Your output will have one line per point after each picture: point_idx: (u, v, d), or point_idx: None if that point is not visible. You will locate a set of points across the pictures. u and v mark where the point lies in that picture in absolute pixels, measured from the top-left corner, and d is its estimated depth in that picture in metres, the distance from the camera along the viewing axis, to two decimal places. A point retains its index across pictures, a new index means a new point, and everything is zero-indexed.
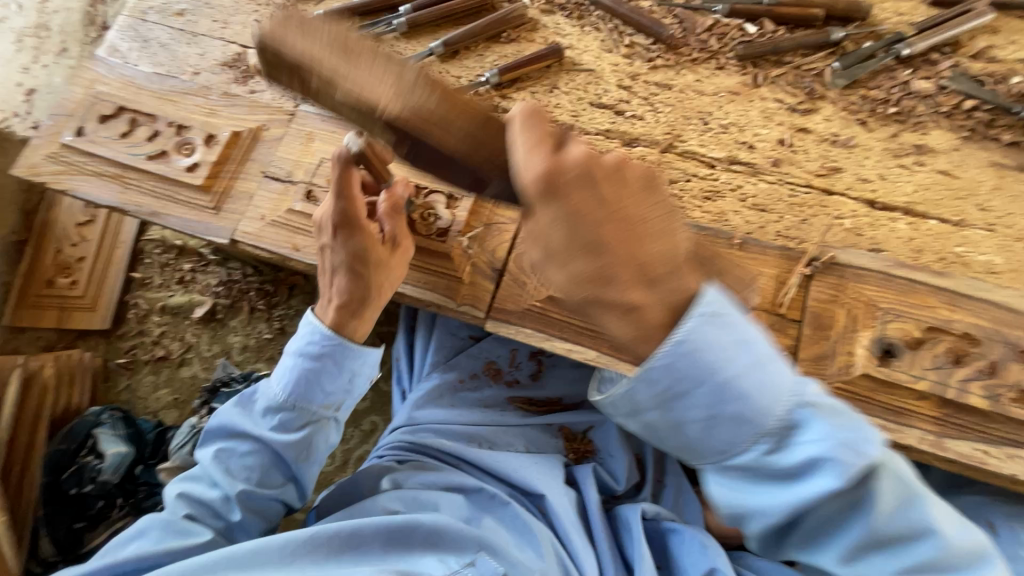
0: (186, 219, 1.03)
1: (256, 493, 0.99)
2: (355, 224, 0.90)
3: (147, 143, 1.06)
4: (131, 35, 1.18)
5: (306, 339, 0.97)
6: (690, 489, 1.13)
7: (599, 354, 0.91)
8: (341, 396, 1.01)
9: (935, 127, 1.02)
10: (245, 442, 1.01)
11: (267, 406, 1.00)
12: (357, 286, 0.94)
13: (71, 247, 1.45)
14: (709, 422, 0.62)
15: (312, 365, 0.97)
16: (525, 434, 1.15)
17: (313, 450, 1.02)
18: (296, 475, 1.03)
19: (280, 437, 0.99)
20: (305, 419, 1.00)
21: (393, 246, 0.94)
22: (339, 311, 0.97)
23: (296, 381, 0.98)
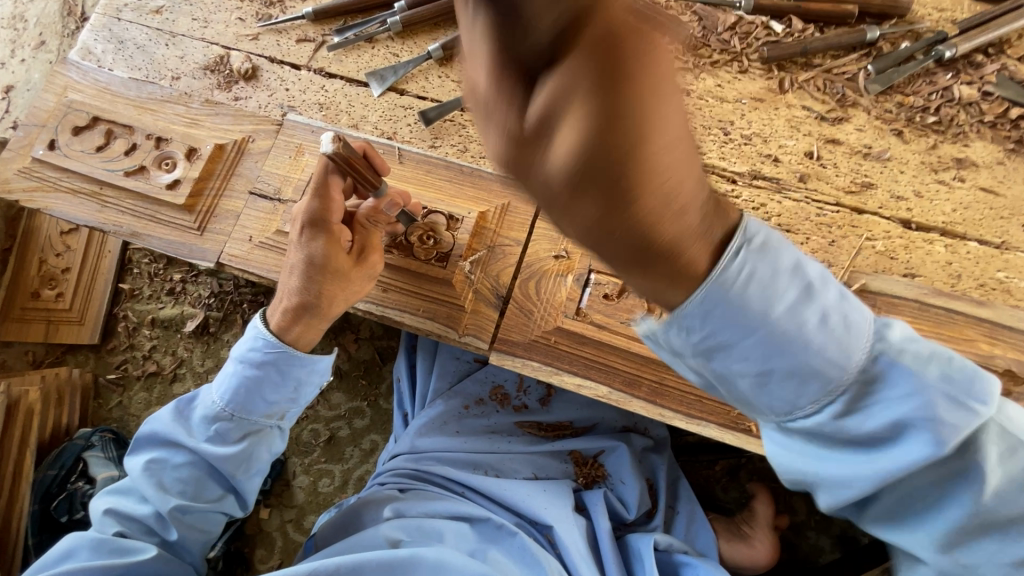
0: (168, 240, 0.97)
1: (192, 508, 0.95)
2: (324, 225, 0.86)
3: (124, 158, 0.99)
4: (106, 36, 1.09)
5: (249, 345, 0.92)
6: (704, 518, 1.09)
7: (611, 390, 0.85)
8: (284, 406, 0.96)
9: (977, 138, 0.93)
10: (179, 451, 0.95)
11: (205, 417, 0.94)
12: (311, 295, 0.87)
13: (55, 257, 1.38)
14: (763, 379, 0.56)
15: (254, 373, 0.92)
16: (532, 460, 1.10)
17: (255, 462, 0.99)
18: (235, 487, 0.99)
19: (216, 448, 0.94)
20: (244, 430, 0.95)
21: (358, 262, 0.88)
22: (289, 316, 0.90)
23: (236, 389, 0.92)
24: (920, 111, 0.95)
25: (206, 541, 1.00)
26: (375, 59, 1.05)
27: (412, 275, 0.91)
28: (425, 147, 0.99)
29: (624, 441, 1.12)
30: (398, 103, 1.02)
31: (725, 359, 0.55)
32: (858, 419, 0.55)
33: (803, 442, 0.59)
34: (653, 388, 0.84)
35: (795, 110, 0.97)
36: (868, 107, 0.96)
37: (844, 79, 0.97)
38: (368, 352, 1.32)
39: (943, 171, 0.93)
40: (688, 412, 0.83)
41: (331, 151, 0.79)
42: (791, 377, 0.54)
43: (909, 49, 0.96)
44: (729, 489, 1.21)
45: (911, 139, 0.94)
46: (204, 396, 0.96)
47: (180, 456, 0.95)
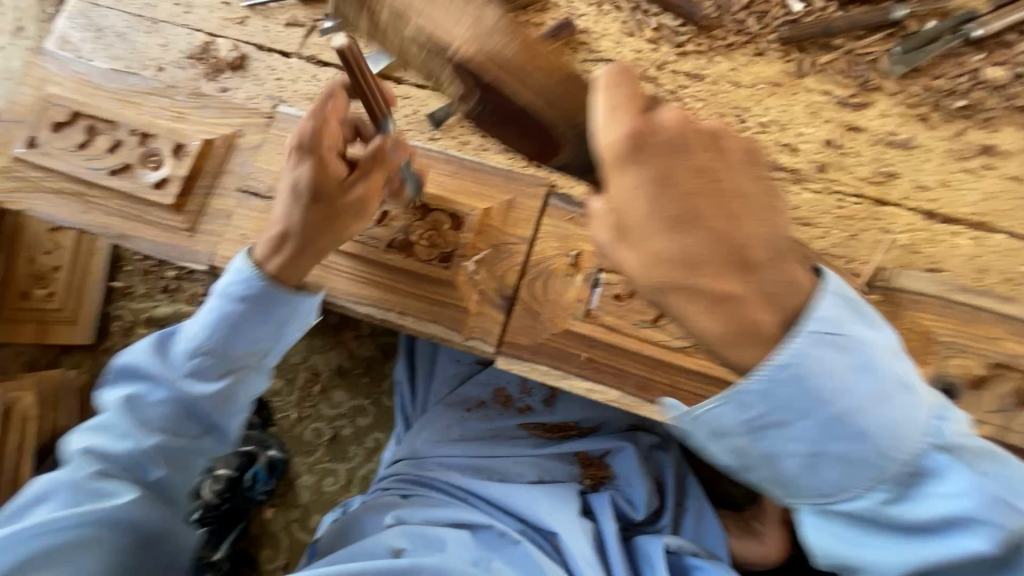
0: (158, 242, 0.92)
1: (170, 445, 0.88)
2: (316, 151, 0.79)
3: (109, 155, 0.94)
4: (83, 23, 1.03)
5: (232, 276, 0.83)
6: (712, 515, 1.08)
7: (623, 395, 0.82)
8: (268, 344, 0.87)
9: (1007, 123, 0.89)
10: (158, 387, 0.88)
11: (185, 348, 0.86)
12: (296, 217, 0.81)
13: (45, 255, 1.33)
14: (811, 460, 0.60)
15: (235, 306, 0.83)
16: (536, 463, 1.08)
17: (238, 400, 0.89)
18: (217, 425, 0.90)
19: (196, 384, 0.86)
20: (226, 367, 0.86)
21: (347, 193, 0.81)
22: (274, 245, 0.82)
23: (216, 324, 0.84)
24: (947, 95, 0.90)
25: (188, 479, 0.92)
26: (369, 45, 0.99)
27: (411, 277, 0.88)
28: (423, 140, 0.95)
29: (630, 441, 1.10)
30: (394, 92, 0.97)
31: (777, 437, 0.60)
32: (899, 504, 0.59)
33: (837, 527, 0.63)
34: (667, 392, 0.81)
35: (814, 94, 0.92)
36: (892, 91, 0.91)
37: (867, 61, 0.92)
38: (370, 349, 1.29)
39: (970, 158, 0.88)
40: None
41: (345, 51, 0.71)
42: (840, 462, 0.59)
43: (936, 28, 0.90)
44: (739, 483, 1.19)
45: (937, 125, 0.89)
46: (187, 325, 0.87)
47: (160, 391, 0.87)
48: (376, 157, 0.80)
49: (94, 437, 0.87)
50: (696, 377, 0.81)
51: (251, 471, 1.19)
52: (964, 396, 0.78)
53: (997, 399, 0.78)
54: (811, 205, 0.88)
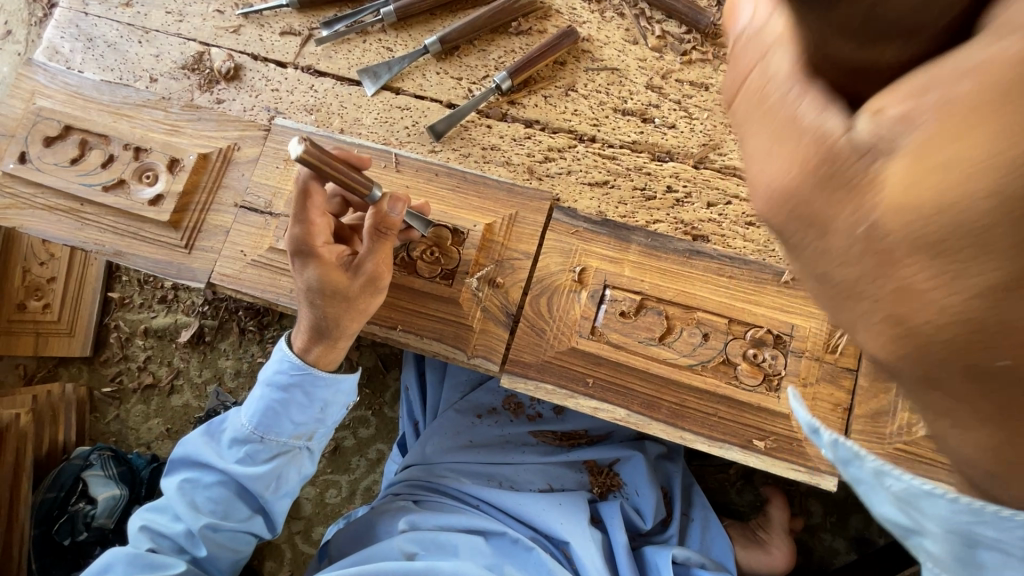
0: (154, 260, 0.91)
1: (221, 527, 0.95)
2: (309, 251, 0.81)
3: (102, 170, 0.92)
4: (73, 33, 1.01)
5: (275, 367, 0.90)
6: (718, 525, 1.08)
7: (630, 414, 0.81)
8: (312, 426, 0.94)
9: None
10: (210, 471, 0.96)
11: (236, 437, 0.94)
12: (319, 318, 0.84)
13: (40, 266, 1.31)
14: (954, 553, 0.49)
15: (280, 396, 0.91)
16: (548, 470, 1.08)
17: (286, 479, 0.97)
18: (264, 507, 0.98)
19: (245, 469, 0.94)
20: (273, 451, 0.94)
21: (357, 276, 0.81)
22: (309, 343, 0.88)
23: (264, 412, 0.92)
24: None
25: (243, 548, 1.00)
26: (367, 55, 0.97)
27: (415, 293, 0.86)
28: (424, 153, 0.93)
29: (640, 450, 1.10)
30: (393, 103, 0.95)
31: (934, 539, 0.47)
32: None
33: None
34: (674, 410, 0.80)
35: None
36: None
37: None
38: (371, 360, 1.28)
39: None
40: (710, 435, 0.80)
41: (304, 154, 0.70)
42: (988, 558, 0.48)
43: None
44: (743, 492, 1.19)
45: None
46: (236, 416, 0.96)
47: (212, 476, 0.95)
48: (380, 227, 0.79)
49: (154, 517, 0.97)
50: (703, 395, 0.80)
51: None
52: None
53: None
54: None
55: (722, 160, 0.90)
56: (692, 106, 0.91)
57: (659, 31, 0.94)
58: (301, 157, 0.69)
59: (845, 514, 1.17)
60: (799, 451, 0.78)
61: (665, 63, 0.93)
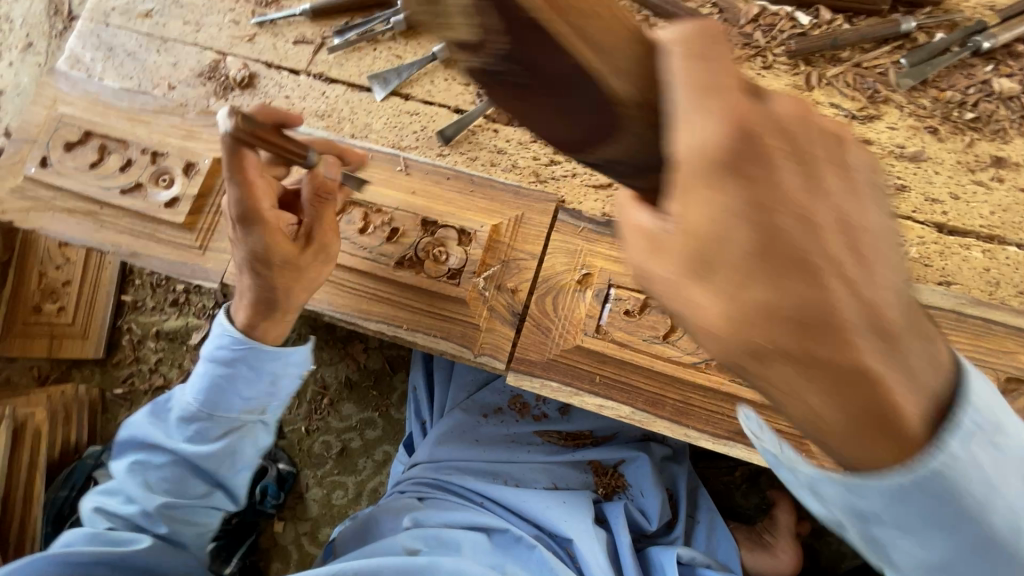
0: (169, 260, 0.93)
1: (176, 505, 0.94)
2: (256, 219, 0.78)
3: (120, 174, 0.95)
4: (94, 43, 1.04)
5: (215, 343, 0.88)
6: (724, 527, 1.08)
7: (634, 411, 0.82)
8: (264, 401, 0.92)
9: (1017, 134, 0.88)
10: (159, 452, 0.94)
11: (184, 415, 0.92)
12: (263, 291, 0.83)
13: (55, 270, 1.34)
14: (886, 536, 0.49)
15: (223, 372, 0.88)
16: (553, 470, 1.09)
17: (241, 452, 0.95)
18: (222, 482, 0.97)
19: (193, 447, 0.92)
20: (223, 428, 0.92)
21: (306, 243, 0.82)
22: (249, 313, 0.87)
23: (208, 389, 0.89)
24: (957, 107, 0.90)
25: (206, 527, 0.99)
26: (377, 62, 1.00)
27: (423, 292, 0.88)
28: (432, 156, 0.95)
29: (645, 450, 1.10)
30: (402, 108, 0.97)
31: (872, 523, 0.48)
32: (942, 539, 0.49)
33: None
34: (678, 408, 0.81)
35: (823, 107, 0.92)
36: (900, 103, 0.91)
37: (875, 73, 0.92)
38: (378, 362, 1.29)
39: (981, 171, 0.88)
40: (715, 433, 0.80)
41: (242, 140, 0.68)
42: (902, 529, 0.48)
43: (944, 41, 0.91)
44: (750, 495, 1.19)
45: (946, 137, 0.89)
46: (185, 395, 0.93)
47: (166, 454, 0.94)
48: (320, 189, 0.81)
49: (105, 499, 0.96)
50: (707, 393, 0.81)
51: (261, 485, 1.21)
52: None
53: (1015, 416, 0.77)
54: None
55: None
56: None
57: None
58: (229, 127, 0.67)
59: None
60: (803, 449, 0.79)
61: None
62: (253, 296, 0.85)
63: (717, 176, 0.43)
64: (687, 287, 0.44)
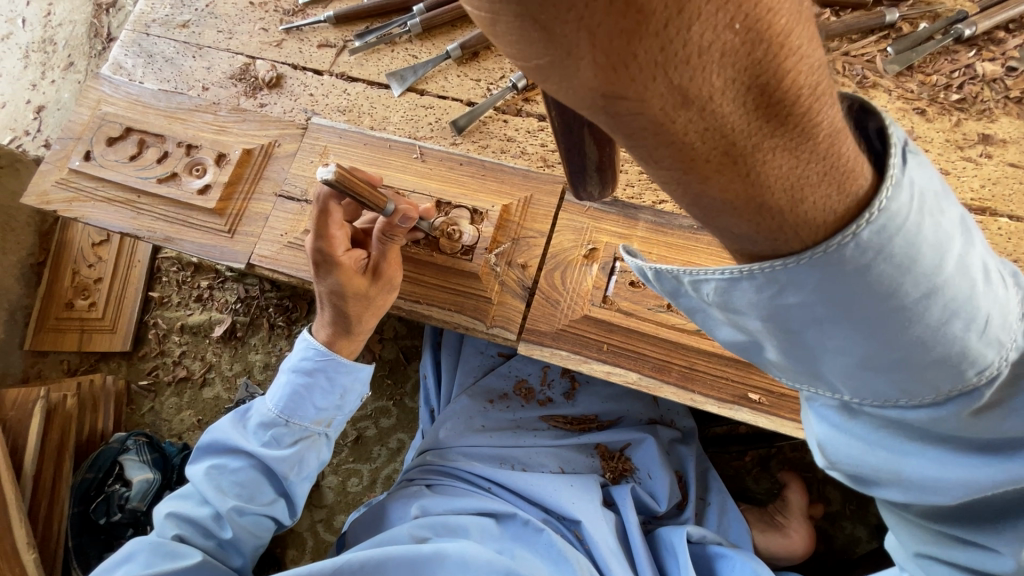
0: (200, 244, 0.99)
1: (247, 510, 0.95)
2: (332, 262, 0.88)
3: (157, 165, 1.02)
4: (136, 51, 1.13)
5: (300, 354, 0.97)
6: (735, 508, 1.09)
7: (641, 377, 0.85)
8: (332, 412, 0.99)
9: (1003, 114, 0.93)
10: (236, 456, 0.98)
11: (262, 421, 0.97)
12: (339, 314, 0.94)
13: (88, 267, 1.41)
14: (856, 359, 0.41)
15: (303, 380, 0.96)
16: (559, 454, 1.10)
17: (309, 460, 1.00)
18: (288, 491, 1.00)
19: (269, 451, 0.96)
20: (296, 435, 0.97)
21: (374, 278, 0.90)
22: (332, 331, 0.97)
23: (287, 396, 0.96)
24: (942, 89, 0.94)
25: (266, 537, 0.99)
26: (395, 62, 1.08)
27: (437, 268, 0.93)
28: (446, 145, 1.01)
29: (650, 432, 1.12)
30: (418, 103, 1.05)
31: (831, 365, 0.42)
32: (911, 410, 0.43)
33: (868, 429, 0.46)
34: (684, 373, 0.84)
35: None
36: (889, 88, 0.96)
37: (863, 61, 0.97)
38: (393, 352, 1.33)
39: (969, 148, 0.92)
40: (720, 397, 0.83)
41: (337, 181, 0.73)
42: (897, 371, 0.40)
43: (927, 29, 0.96)
44: (760, 480, 1.20)
45: (934, 118, 0.93)
46: (264, 401, 0.99)
47: (238, 461, 0.97)
48: (392, 229, 0.87)
49: (178, 503, 0.96)
50: (712, 359, 0.84)
51: None
52: None
53: None
54: None
55: None
56: None
57: None
58: (332, 183, 0.72)
59: (865, 501, 1.16)
60: None
61: None
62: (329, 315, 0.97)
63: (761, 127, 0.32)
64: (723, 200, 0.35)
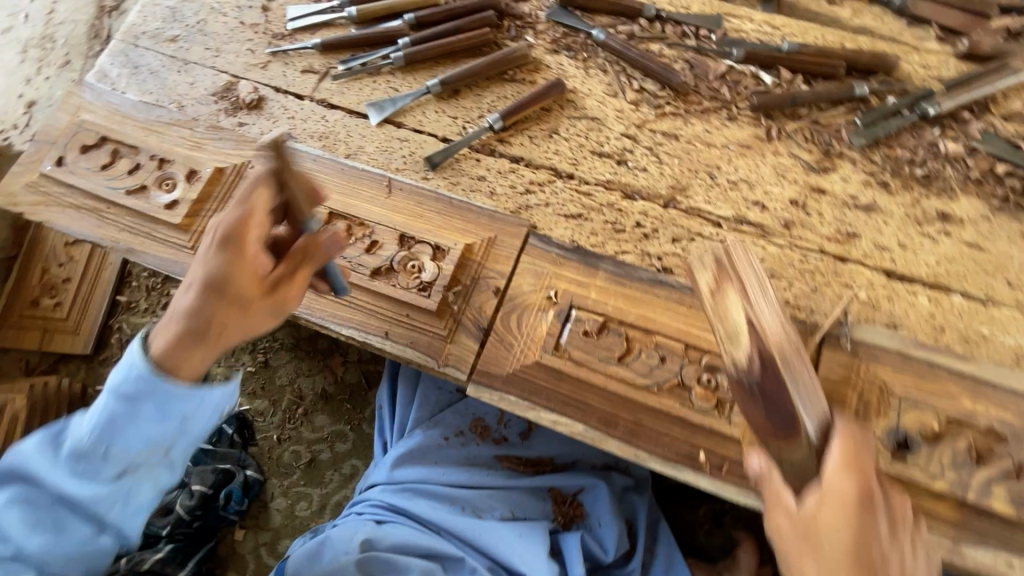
0: (162, 257, 0.99)
1: (59, 544, 0.80)
2: (241, 252, 0.76)
3: (128, 176, 1.02)
4: (122, 61, 1.15)
5: (122, 372, 0.76)
6: (682, 562, 1.07)
7: (586, 428, 0.84)
8: (167, 440, 0.79)
9: (962, 193, 0.94)
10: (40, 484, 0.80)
11: (78, 447, 0.77)
12: (204, 330, 0.76)
13: (58, 266, 1.41)
14: None
15: (123, 405, 0.76)
16: (511, 498, 1.09)
17: (112, 497, 0.79)
18: (112, 527, 0.82)
19: (81, 485, 0.78)
20: (115, 468, 0.78)
21: (273, 295, 0.79)
22: (222, 240, 0.76)
23: (103, 421, 0.76)
24: (906, 164, 0.96)
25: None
26: (376, 93, 1.09)
27: (394, 304, 0.92)
28: (417, 179, 1.02)
29: (604, 480, 1.11)
30: (394, 135, 1.06)
31: None
32: None
33: None
34: (629, 428, 0.83)
35: (782, 157, 0.99)
36: (855, 159, 0.97)
37: (831, 130, 0.99)
38: (355, 376, 1.33)
39: (927, 224, 0.93)
40: (664, 455, 0.82)
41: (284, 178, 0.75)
42: None
43: (894, 104, 0.99)
44: (713, 534, 1.18)
45: (896, 191, 0.95)
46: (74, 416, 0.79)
47: (46, 482, 0.79)
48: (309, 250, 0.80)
49: None
50: (658, 416, 0.83)
51: (226, 490, 1.21)
52: (920, 450, 0.79)
53: (954, 454, 0.78)
54: (776, 258, 0.93)
55: (689, 201, 0.98)
56: (663, 153, 1.01)
57: (636, 87, 1.05)
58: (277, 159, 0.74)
59: None
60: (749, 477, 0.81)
61: (641, 114, 1.03)
62: (224, 226, 0.76)
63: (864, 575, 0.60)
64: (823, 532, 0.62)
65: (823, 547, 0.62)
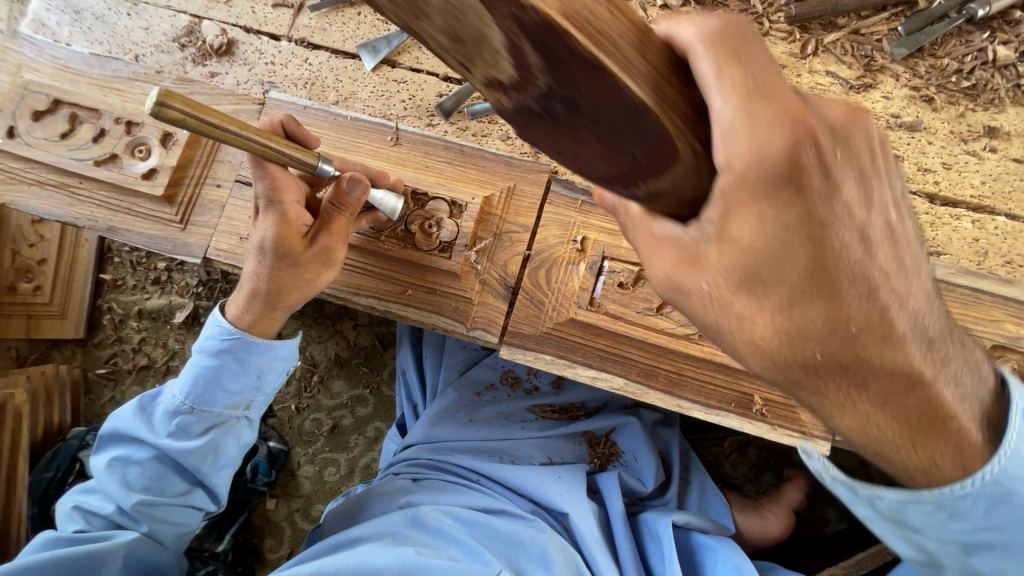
0: (148, 235, 0.90)
1: (154, 503, 0.86)
2: None
3: (93, 145, 0.91)
4: (60, 6, 0.99)
5: (209, 334, 0.81)
6: (715, 487, 1.09)
7: (627, 382, 0.82)
8: (249, 395, 0.85)
9: (1011, 105, 0.89)
10: (141, 447, 0.86)
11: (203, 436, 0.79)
12: None
13: (29, 247, 1.28)
14: None
15: (211, 363, 0.81)
16: (548, 443, 1.05)
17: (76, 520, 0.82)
18: (202, 481, 0.89)
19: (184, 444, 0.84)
20: (209, 421, 0.85)
21: None
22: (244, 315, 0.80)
23: (197, 382, 0.82)
24: (954, 75, 0.89)
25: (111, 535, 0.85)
26: (363, 28, 0.96)
27: (419, 269, 0.86)
28: (422, 126, 0.92)
29: (634, 415, 1.08)
30: (390, 76, 0.94)
31: None
32: None
33: None
34: (671, 379, 0.81)
35: (819, 75, 0.91)
36: (898, 72, 0.90)
37: (874, 40, 0.91)
38: (368, 339, 1.27)
39: (973, 141, 0.88)
40: (707, 403, 0.81)
41: None
42: None
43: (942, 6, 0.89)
44: (737, 464, 1.20)
45: (941, 107, 0.89)
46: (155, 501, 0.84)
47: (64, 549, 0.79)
48: None
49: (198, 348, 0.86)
50: (700, 364, 0.81)
51: (252, 463, 1.20)
52: None
53: None
54: None
55: None
56: None
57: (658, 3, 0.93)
58: None
59: None
60: (793, 416, 0.79)
61: None
62: None
63: (764, 191, 0.43)
64: (732, 301, 0.47)
65: (773, 185, 0.43)
